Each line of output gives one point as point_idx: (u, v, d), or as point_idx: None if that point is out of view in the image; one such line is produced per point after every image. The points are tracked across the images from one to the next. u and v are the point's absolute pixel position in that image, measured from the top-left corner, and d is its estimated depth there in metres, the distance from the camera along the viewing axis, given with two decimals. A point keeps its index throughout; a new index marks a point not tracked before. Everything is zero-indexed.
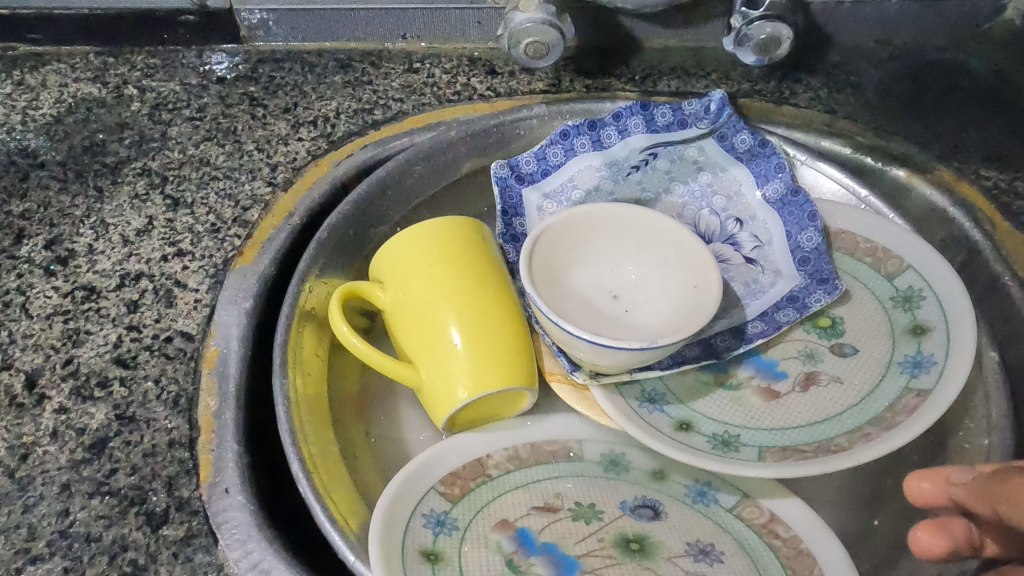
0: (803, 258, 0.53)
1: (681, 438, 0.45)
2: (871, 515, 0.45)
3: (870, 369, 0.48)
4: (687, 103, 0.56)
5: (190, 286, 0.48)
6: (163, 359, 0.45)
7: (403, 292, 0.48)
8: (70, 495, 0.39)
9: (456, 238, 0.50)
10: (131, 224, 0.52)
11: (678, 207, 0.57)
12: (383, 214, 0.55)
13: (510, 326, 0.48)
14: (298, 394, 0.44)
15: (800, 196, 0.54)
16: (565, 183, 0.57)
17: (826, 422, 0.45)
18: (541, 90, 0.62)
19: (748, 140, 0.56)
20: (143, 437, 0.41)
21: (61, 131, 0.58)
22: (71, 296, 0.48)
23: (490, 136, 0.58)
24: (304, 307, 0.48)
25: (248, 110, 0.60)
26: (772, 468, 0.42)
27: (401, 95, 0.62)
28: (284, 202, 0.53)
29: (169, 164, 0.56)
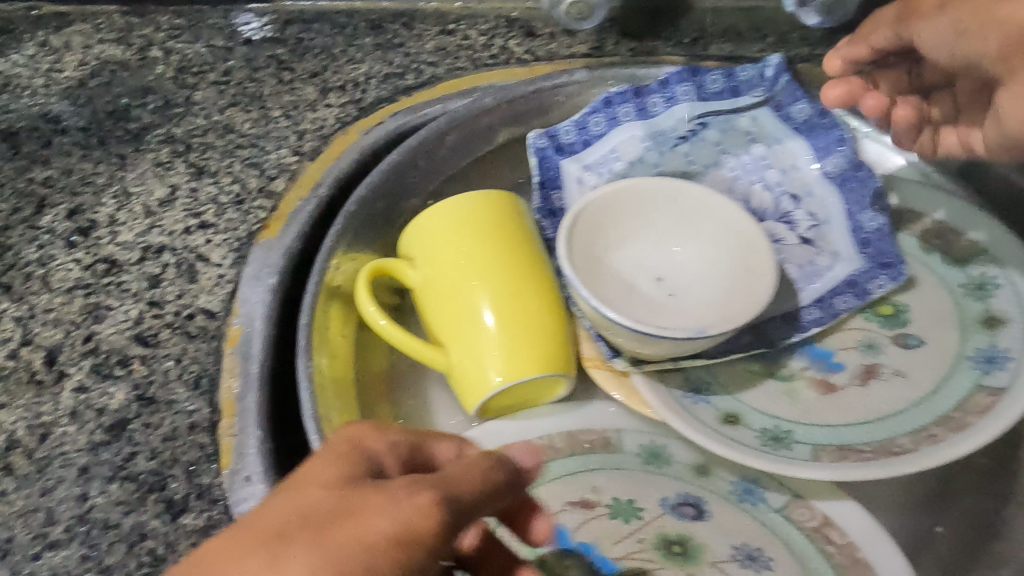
0: (864, 239, 0.49)
1: (726, 433, 0.43)
2: (934, 521, 0.42)
3: (937, 361, 0.44)
4: (741, 69, 0.52)
5: (213, 261, 0.46)
6: (184, 338, 0.43)
7: (432, 270, 0.45)
8: (89, 479, 0.38)
9: (491, 213, 0.47)
10: (154, 193, 0.50)
11: (729, 181, 0.54)
12: (415, 186, 0.52)
13: (547, 308, 0.45)
14: (324, 377, 0.42)
15: (861, 172, 0.51)
16: (607, 154, 0.54)
17: (889, 420, 0.42)
18: (583, 54, 0.58)
19: (807, 109, 0.53)
20: (164, 420, 0.40)
21: (84, 95, 0.56)
22: (93, 269, 0.46)
23: (528, 103, 0.55)
24: (330, 284, 0.46)
25: (275, 74, 0.57)
26: (827, 470, 0.39)
27: (434, 58, 0.58)
28: (311, 173, 0.51)
29: (193, 131, 0.53)
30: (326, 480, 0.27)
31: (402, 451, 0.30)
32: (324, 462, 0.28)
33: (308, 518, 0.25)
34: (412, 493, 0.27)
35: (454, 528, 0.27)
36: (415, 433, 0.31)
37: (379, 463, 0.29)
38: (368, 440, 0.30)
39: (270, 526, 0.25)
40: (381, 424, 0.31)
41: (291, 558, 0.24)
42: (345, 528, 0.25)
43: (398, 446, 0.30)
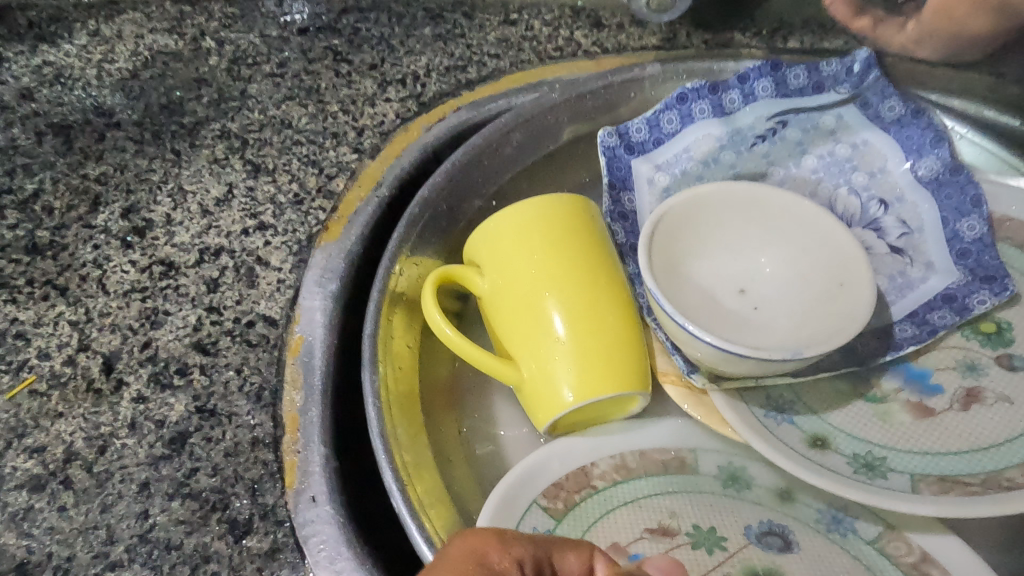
0: (962, 250, 0.46)
1: (817, 459, 0.40)
2: None
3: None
4: (825, 63, 0.50)
5: (272, 264, 0.44)
6: (244, 346, 0.41)
7: (502, 277, 0.43)
8: (149, 496, 0.36)
9: (564, 218, 0.44)
10: (210, 192, 0.48)
11: (812, 184, 0.50)
12: (479, 187, 0.50)
13: (624, 320, 0.43)
14: (389, 391, 0.40)
15: (960, 176, 0.47)
16: (680, 154, 0.51)
17: (995, 449, 0.39)
18: (653, 47, 0.56)
19: (899, 107, 0.49)
20: (225, 433, 0.38)
21: (137, 87, 0.54)
22: (149, 271, 0.44)
23: (597, 99, 0.52)
24: (394, 290, 0.44)
25: (332, 66, 0.55)
26: (934, 505, 0.36)
27: (497, 50, 0.56)
28: (371, 172, 0.49)
29: (249, 126, 0.51)
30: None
31: (527, 566, 0.30)
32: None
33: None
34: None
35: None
36: (538, 547, 0.31)
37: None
38: (491, 560, 0.30)
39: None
40: (503, 533, 0.31)
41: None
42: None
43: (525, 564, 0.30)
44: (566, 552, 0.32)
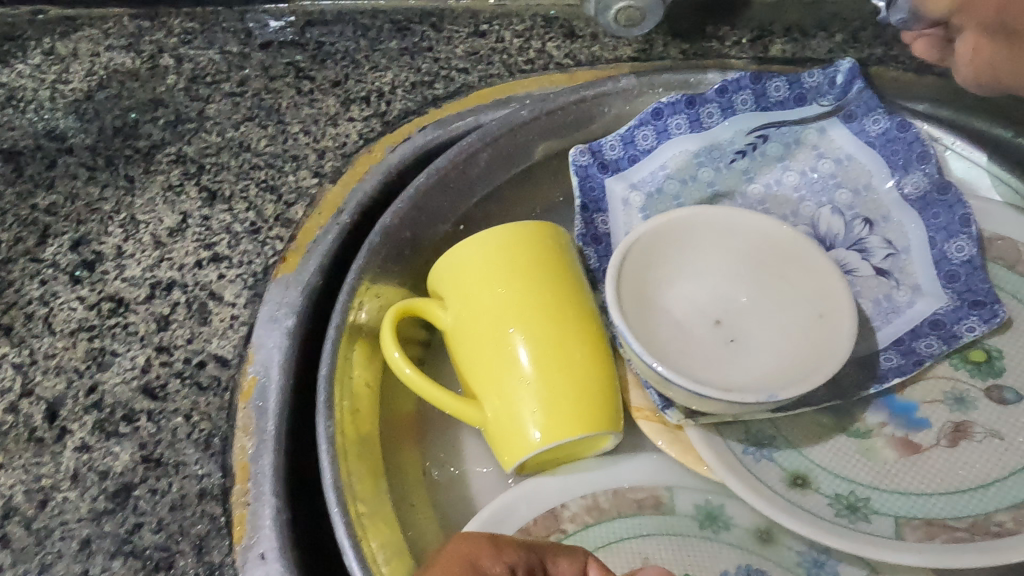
0: (950, 273, 0.44)
1: (797, 500, 0.38)
2: None
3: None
4: (808, 74, 0.48)
5: (226, 299, 0.42)
6: (194, 390, 0.39)
7: (465, 311, 0.41)
8: (90, 554, 0.35)
9: (531, 246, 0.42)
10: (163, 221, 0.46)
11: (793, 202, 0.48)
12: (446, 211, 0.48)
13: (593, 355, 0.41)
14: (346, 437, 0.38)
15: (948, 195, 0.45)
16: (656, 172, 0.49)
17: (982, 491, 0.38)
18: (629, 58, 0.53)
19: (884, 121, 0.47)
20: (171, 485, 0.36)
21: (91, 109, 0.52)
22: (97, 308, 0.42)
23: (569, 115, 0.50)
24: (353, 325, 0.42)
25: (293, 84, 0.52)
26: (919, 554, 0.35)
27: (465, 64, 0.53)
28: (332, 198, 0.47)
29: (205, 149, 0.49)
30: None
31: (519, 572, 0.31)
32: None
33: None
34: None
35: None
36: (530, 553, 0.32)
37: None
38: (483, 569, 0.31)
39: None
40: (497, 539, 0.32)
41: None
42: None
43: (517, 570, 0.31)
44: (558, 557, 0.33)
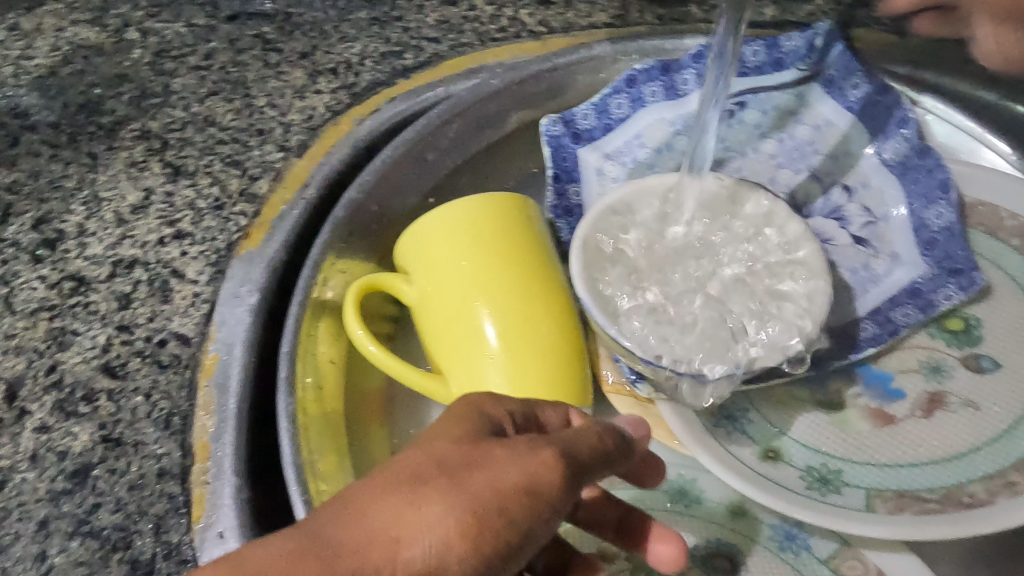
0: (929, 240, 0.44)
1: (767, 473, 0.38)
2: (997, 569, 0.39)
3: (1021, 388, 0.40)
4: (785, 38, 0.47)
5: (188, 277, 0.42)
6: (155, 368, 0.39)
7: (429, 285, 0.40)
8: (48, 535, 0.34)
9: (497, 218, 0.41)
10: (126, 198, 0.45)
11: (771, 169, 0.48)
12: (414, 184, 0.47)
13: (560, 329, 0.40)
14: (307, 415, 0.38)
15: (928, 159, 0.45)
16: (631, 141, 0.50)
17: (957, 461, 0.38)
18: (603, 24, 0.52)
19: (864, 86, 0.47)
20: (131, 465, 0.36)
21: (55, 86, 0.50)
22: (59, 288, 0.41)
23: (539, 84, 0.49)
24: (316, 302, 0.41)
25: (260, 56, 0.51)
26: (888, 525, 0.34)
27: (436, 33, 0.52)
28: (297, 171, 0.46)
29: (170, 124, 0.48)
30: (459, 433, 0.29)
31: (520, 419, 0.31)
32: (449, 420, 0.30)
33: (439, 466, 0.27)
34: (534, 447, 0.28)
35: (568, 483, 0.28)
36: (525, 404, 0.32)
37: (503, 420, 0.30)
38: (487, 406, 0.31)
39: (402, 474, 0.27)
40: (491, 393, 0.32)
41: (429, 497, 0.26)
42: (477, 478, 0.27)
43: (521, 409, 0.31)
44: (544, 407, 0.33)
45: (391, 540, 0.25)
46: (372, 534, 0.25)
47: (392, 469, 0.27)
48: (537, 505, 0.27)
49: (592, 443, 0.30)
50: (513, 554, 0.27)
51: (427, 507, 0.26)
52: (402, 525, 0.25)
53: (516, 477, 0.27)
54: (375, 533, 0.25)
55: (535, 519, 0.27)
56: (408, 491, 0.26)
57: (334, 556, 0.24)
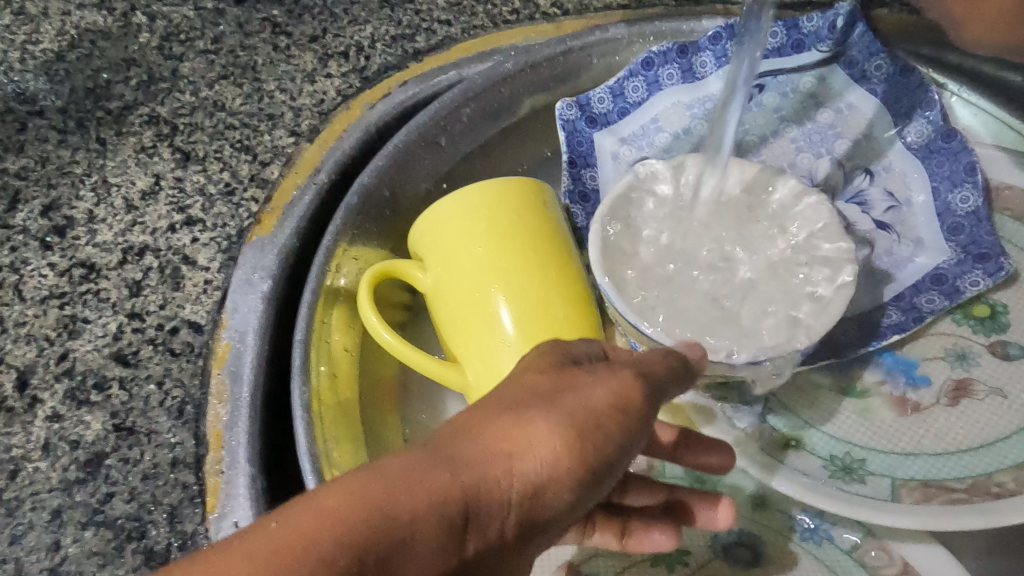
0: (954, 224, 0.43)
1: (790, 461, 0.37)
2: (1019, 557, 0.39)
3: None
4: (806, 18, 0.46)
5: (199, 264, 0.41)
6: (167, 356, 0.38)
7: (444, 270, 0.40)
8: (61, 525, 0.34)
9: (513, 204, 0.41)
10: (136, 184, 0.44)
11: (790, 153, 0.47)
12: (427, 169, 0.46)
13: (577, 318, 0.39)
14: (323, 403, 0.37)
15: (953, 142, 0.44)
16: (648, 125, 0.49)
17: (983, 451, 0.37)
18: (619, 5, 0.50)
19: (886, 67, 0.46)
20: (144, 454, 0.36)
21: (61, 70, 0.49)
22: (69, 275, 0.41)
23: (555, 68, 0.48)
24: (329, 287, 0.40)
25: (269, 40, 0.50)
26: (915, 517, 0.34)
27: (448, 16, 0.51)
28: (308, 156, 0.46)
29: (179, 109, 0.47)
30: (545, 366, 0.30)
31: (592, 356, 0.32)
32: (529, 360, 0.31)
33: (532, 392, 0.28)
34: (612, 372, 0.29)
35: (654, 400, 0.29)
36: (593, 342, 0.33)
37: (583, 355, 0.31)
38: (563, 345, 0.31)
39: (500, 404, 0.28)
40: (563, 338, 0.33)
41: (532, 418, 0.27)
42: (570, 399, 0.28)
43: (593, 345, 0.32)
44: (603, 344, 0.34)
45: (501, 455, 0.26)
46: (484, 447, 0.25)
47: (490, 400, 0.28)
48: (629, 420, 0.28)
49: (671, 364, 0.31)
50: (612, 472, 0.28)
51: (531, 424, 0.26)
52: (511, 441, 0.26)
53: (606, 395, 0.28)
54: (487, 448, 0.25)
55: (630, 434, 0.28)
56: (509, 414, 0.27)
57: (454, 467, 0.25)
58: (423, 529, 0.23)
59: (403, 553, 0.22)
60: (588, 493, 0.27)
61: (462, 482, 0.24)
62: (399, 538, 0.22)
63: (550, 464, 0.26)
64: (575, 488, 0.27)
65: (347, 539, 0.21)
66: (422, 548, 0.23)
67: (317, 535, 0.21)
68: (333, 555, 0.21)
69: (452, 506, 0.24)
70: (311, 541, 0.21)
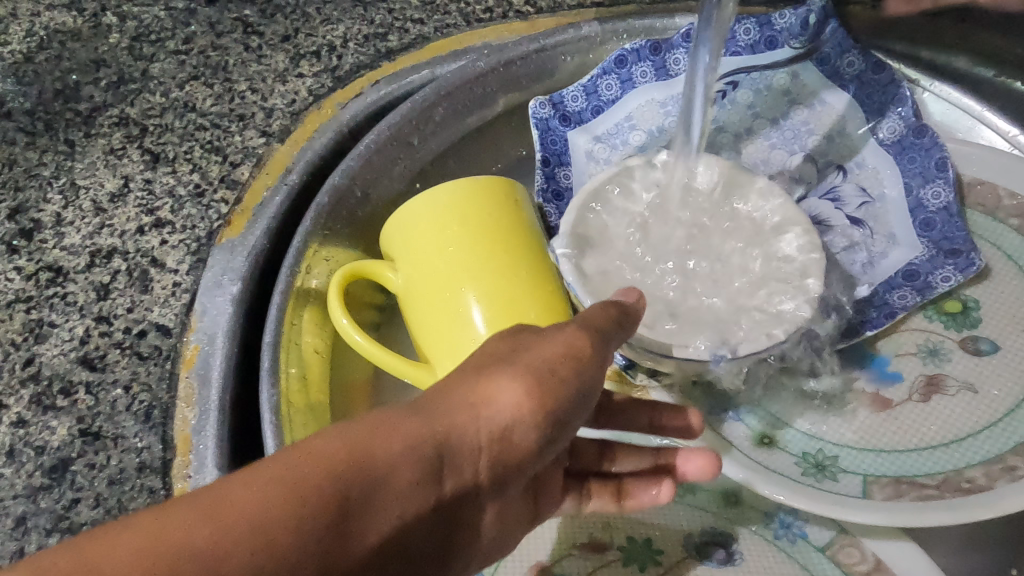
0: (926, 220, 0.43)
1: (762, 459, 0.37)
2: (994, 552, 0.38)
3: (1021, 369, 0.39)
4: (778, 15, 0.46)
5: (168, 266, 0.41)
6: (134, 360, 0.38)
7: (415, 271, 0.39)
8: (25, 532, 0.33)
9: (483, 204, 0.40)
10: (104, 186, 0.44)
11: (765, 151, 0.47)
12: (400, 168, 0.46)
13: (549, 318, 0.39)
14: (292, 406, 0.37)
15: (925, 138, 0.44)
16: (622, 123, 0.49)
17: (955, 446, 0.37)
18: (592, 3, 0.51)
19: (859, 62, 0.46)
20: (110, 459, 0.35)
21: (30, 72, 0.48)
22: (35, 279, 0.40)
23: (528, 66, 0.48)
24: (301, 287, 0.40)
25: (241, 40, 0.50)
26: (883, 513, 0.34)
27: (421, 14, 0.51)
28: (279, 157, 0.45)
29: (149, 110, 0.47)
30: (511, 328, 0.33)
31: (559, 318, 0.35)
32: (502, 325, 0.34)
33: (496, 351, 0.31)
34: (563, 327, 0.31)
35: (604, 350, 0.31)
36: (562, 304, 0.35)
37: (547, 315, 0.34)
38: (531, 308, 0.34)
39: (472, 362, 0.31)
40: None
41: (496, 372, 0.30)
42: (529, 353, 0.30)
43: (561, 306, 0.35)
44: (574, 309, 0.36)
45: (469, 405, 0.29)
46: (453, 400, 0.29)
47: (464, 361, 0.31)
48: (582, 368, 0.30)
49: (620, 313, 0.32)
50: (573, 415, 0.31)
51: (495, 379, 0.30)
52: (477, 396, 0.29)
53: (560, 347, 0.30)
54: (456, 402, 0.29)
55: (584, 382, 0.31)
56: (478, 370, 0.30)
57: (426, 418, 0.28)
58: (398, 467, 0.26)
59: (382, 486, 0.26)
60: (552, 436, 0.31)
61: (432, 430, 0.28)
62: (378, 472, 0.26)
63: (511, 410, 0.29)
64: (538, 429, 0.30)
65: (326, 478, 0.25)
66: (399, 484, 0.26)
67: (310, 467, 0.25)
68: (323, 483, 0.24)
69: (422, 449, 0.27)
70: (305, 472, 0.24)
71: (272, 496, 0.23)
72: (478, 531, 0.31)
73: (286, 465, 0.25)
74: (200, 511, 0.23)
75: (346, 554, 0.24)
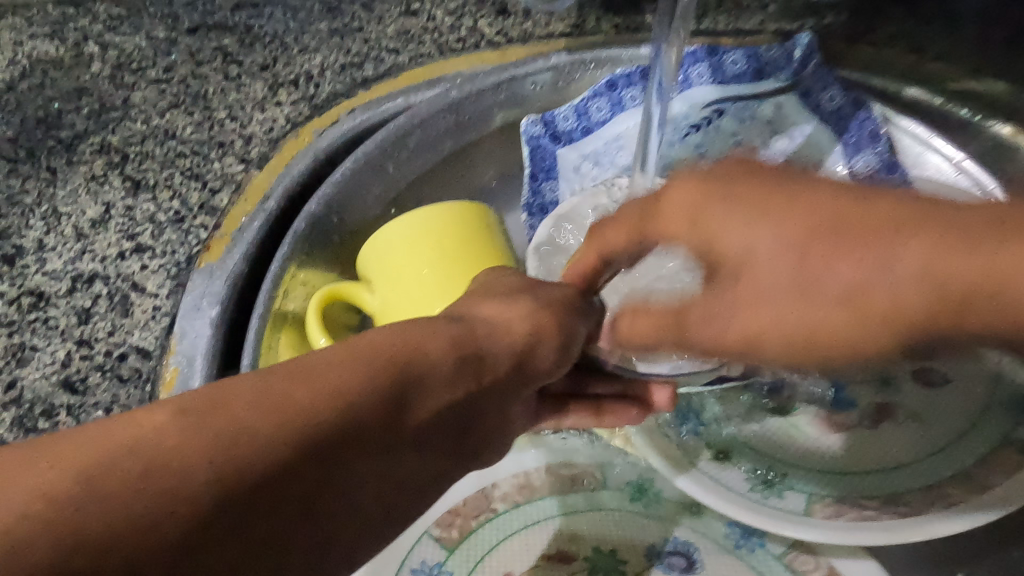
0: None
1: (714, 473, 0.39)
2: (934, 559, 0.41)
3: (959, 405, 0.42)
4: (766, 49, 0.50)
5: (148, 290, 0.42)
6: (115, 383, 0.39)
7: (390, 293, 0.41)
8: None
9: (460, 230, 0.42)
10: (86, 213, 0.45)
11: None
12: (374, 193, 0.47)
13: None
14: None
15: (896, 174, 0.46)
16: (611, 143, 0.50)
17: (902, 470, 0.40)
18: (561, 34, 0.53)
19: (839, 97, 0.49)
20: None
21: (11, 100, 0.49)
22: (17, 303, 0.41)
23: (498, 95, 0.50)
24: (280, 310, 0.42)
25: (221, 69, 0.51)
26: (821, 530, 0.36)
27: (396, 44, 0.53)
28: (258, 184, 0.47)
29: (130, 138, 0.48)
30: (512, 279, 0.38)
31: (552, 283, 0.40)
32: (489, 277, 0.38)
33: (507, 292, 0.36)
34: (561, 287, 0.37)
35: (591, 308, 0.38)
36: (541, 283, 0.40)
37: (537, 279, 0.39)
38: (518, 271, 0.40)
39: (487, 297, 0.35)
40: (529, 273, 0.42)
41: (512, 304, 0.34)
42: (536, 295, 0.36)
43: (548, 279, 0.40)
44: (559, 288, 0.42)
45: (492, 325, 0.33)
46: (477, 319, 0.33)
47: (476, 297, 0.35)
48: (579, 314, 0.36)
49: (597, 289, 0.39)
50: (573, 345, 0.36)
51: (509, 307, 0.34)
52: (494, 315, 0.33)
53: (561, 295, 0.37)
54: (480, 321, 0.33)
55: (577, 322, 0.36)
56: (495, 303, 0.35)
57: (461, 327, 0.32)
58: (445, 359, 0.29)
59: (434, 371, 0.29)
60: (554, 364, 0.35)
61: (466, 335, 0.31)
62: (430, 359, 0.29)
63: (530, 333, 0.34)
64: (549, 353, 0.34)
65: (385, 358, 0.27)
66: (444, 374, 0.29)
67: (368, 350, 0.27)
68: (382, 361, 0.27)
69: (459, 348, 0.30)
70: (368, 352, 0.27)
71: (349, 369, 0.26)
72: (510, 431, 0.34)
73: (355, 348, 0.27)
74: (290, 376, 0.25)
75: (409, 424, 0.27)
